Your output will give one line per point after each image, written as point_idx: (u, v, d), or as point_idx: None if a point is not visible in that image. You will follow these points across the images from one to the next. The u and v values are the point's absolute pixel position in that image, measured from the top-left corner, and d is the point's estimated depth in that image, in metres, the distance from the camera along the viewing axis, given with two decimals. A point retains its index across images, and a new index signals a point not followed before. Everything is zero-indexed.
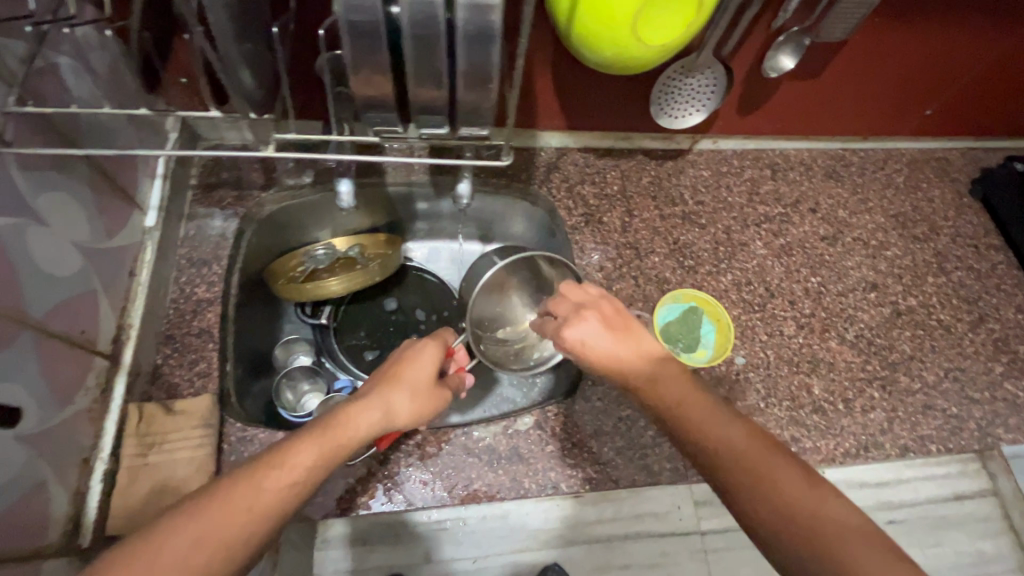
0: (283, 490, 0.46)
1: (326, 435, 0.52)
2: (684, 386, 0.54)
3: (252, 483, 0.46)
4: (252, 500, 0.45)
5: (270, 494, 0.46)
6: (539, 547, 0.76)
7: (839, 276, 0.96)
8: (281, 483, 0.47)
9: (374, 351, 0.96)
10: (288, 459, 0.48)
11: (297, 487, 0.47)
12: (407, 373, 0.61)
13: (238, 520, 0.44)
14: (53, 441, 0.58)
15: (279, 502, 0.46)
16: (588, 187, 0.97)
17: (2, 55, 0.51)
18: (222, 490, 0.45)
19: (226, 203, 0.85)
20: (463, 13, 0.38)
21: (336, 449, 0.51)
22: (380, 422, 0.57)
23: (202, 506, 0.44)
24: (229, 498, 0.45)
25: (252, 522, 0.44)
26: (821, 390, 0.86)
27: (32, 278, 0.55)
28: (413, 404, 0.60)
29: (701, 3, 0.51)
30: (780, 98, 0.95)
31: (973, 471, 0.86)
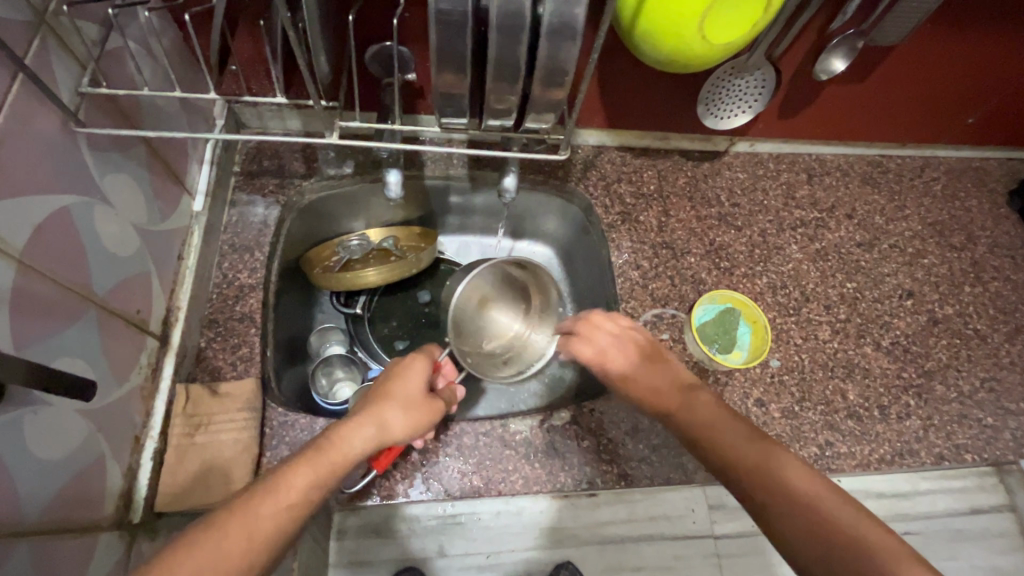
0: (281, 513, 0.48)
1: (320, 458, 0.53)
2: (713, 407, 0.62)
3: (247, 513, 0.46)
4: (250, 530, 0.46)
5: (268, 520, 0.47)
6: (550, 545, 0.79)
7: (875, 282, 0.95)
8: (277, 509, 0.48)
9: (405, 342, 0.98)
10: (283, 484, 0.49)
11: (295, 508, 0.49)
12: (398, 390, 0.62)
13: (239, 552, 0.45)
14: (109, 417, 0.59)
15: (277, 529, 0.47)
16: (624, 186, 0.97)
17: (79, 38, 0.52)
18: (221, 519, 0.45)
19: (268, 191, 0.86)
20: (550, 6, 0.39)
21: (330, 470, 0.53)
22: (375, 439, 0.58)
23: (198, 538, 0.44)
24: (227, 527, 0.45)
25: (252, 552, 0.45)
26: (856, 396, 0.85)
27: (97, 256, 0.56)
28: (407, 420, 0.61)
29: (770, 3, 0.51)
30: (821, 103, 0.94)
31: (990, 486, 0.88)
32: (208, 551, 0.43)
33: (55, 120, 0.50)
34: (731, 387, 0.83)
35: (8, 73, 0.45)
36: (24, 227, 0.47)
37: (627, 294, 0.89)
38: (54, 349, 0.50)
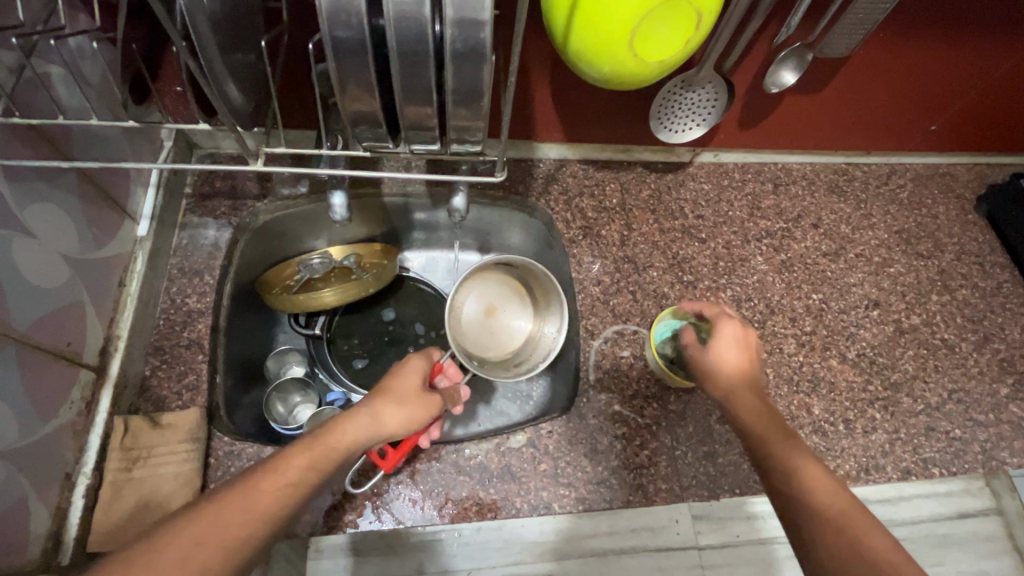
0: (278, 492, 0.50)
1: (318, 445, 0.55)
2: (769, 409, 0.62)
3: (245, 491, 0.48)
4: (247, 507, 0.48)
5: (265, 498, 0.49)
6: (534, 560, 0.74)
7: (841, 293, 0.94)
8: (275, 487, 0.50)
9: (364, 359, 0.96)
10: (282, 464, 0.52)
11: (292, 492, 0.50)
12: (395, 387, 0.65)
13: (236, 526, 0.46)
14: (34, 456, 0.57)
15: (273, 508, 0.49)
16: (587, 200, 0.96)
17: None
18: (222, 495, 0.48)
19: (220, 212, 0.84)
20: (451, 29, 0.37)
21: (328, 456, 0.55)
22: (370, 430, 0.60)
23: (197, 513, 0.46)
24: (225, 503, 0.47)
25: (247, 529, 0.47)
26: (822, 410, 0.84)
27: (15, 288, 0.54)
28: (402, 414, 0.63)
29: (700, 19, 0.50)
30: (783, 112, 0.93)
31: (977, 489, 0.85)
32: (204, 526, 0.45)
33: None
34: (693, 404, 0.81)
35: None
36: None
37: (588, 310, 0.87)
38: None
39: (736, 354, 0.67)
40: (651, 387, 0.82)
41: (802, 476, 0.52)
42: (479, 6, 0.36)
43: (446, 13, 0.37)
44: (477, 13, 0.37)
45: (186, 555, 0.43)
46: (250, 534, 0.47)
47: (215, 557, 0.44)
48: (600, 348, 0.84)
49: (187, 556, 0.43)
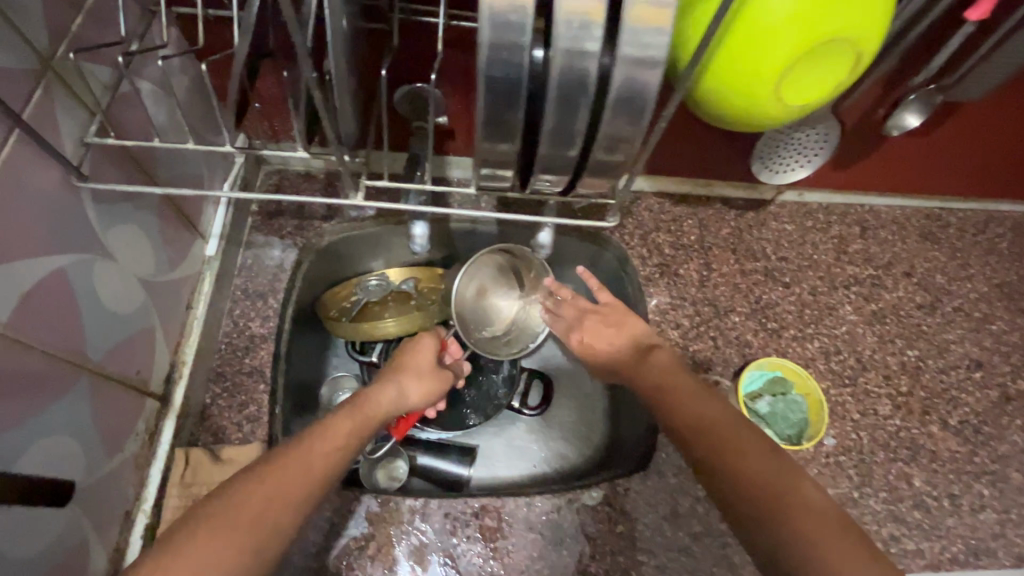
0: (333, 454, 0.54)
1: (358, 411, 0.60)
2: (701, 406, 0.61)
3: (303, 454, 0.52)
4: (306, 466, 0.51)
5: (320, 458, 0.52)
6: None
7: (939, 350, 0.87)
8: (329, 449, 0.54)
9: None
10: (327, 433, 0.55)
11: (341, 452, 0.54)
12: (412, 364, 0.70)
13: (303, 482, 0.50)
14: (97, 493, 0.53)
15: (329, 466, 0.53)
16: (663, 235, 0.90)
17: (89, 82, 0.48)
18: (280, 456, 0.51)
19: (286, 232, 0.81)
20: (621, 68, 0.34)
21: (368, 421, 0.60)
22: (396, 404, 0.66)
23: (263, 472, 0.49)
24: (285, 463, 0.50)
25: (309, 488, 0.50)
26: (923, 482, 0.76)
27: (94, 315, 0.51)
28: (422, 389, 0.69)
29: (858, 57, 0.45)
30: (887, 149, 0.88)
31: None
32: (265, 492, 0.47)
33: (56, 173, 0.46)
34: None
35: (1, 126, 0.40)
36: (10, 295, 0.42)
37: None
38: (37, 430, 0.45)
39: (607, 338, 0.78)
40: None
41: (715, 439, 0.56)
42: (654, 45, 0.33)
43: (618, 52, 0.33)
44: (652, 53, 0.33)
45: (263, 509, 0.46)
46: (314, 491, 0.50)
47: (285, 514, 0.47)
48: None
49: (264, 509, 0.46)
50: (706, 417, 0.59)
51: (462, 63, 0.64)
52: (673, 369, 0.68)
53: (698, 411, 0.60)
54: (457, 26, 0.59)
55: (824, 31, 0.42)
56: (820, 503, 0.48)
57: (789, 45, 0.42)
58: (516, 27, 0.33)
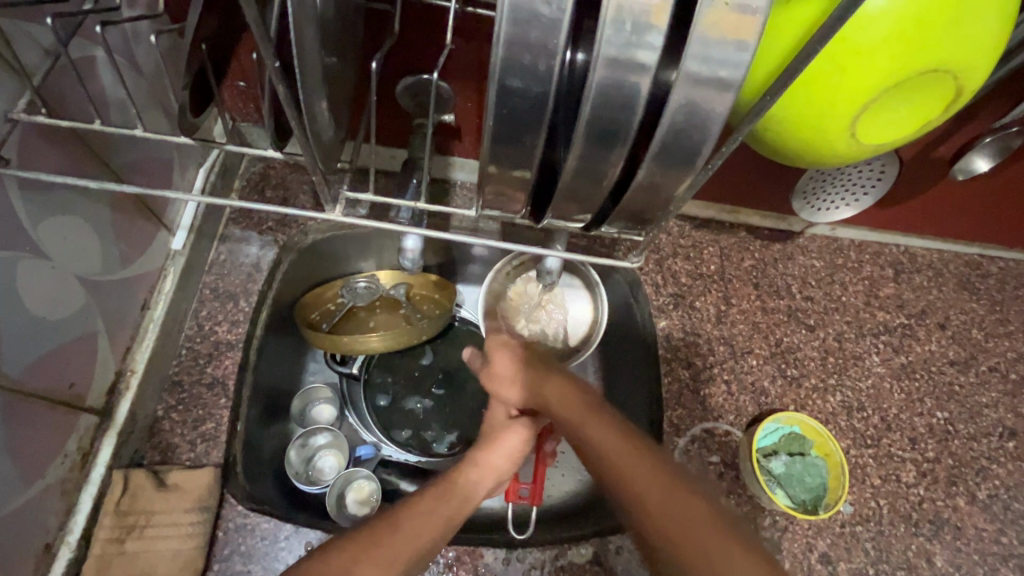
0: (423, 520, 0.48)
1: (439, 485, 0.53)
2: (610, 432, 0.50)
3: (390, 521, 0.47)
4: (396, 527, 0.46)
5: (410, 525, 0.47)
6: None
7: (971, 414, 0.79)
8: (417, 514, 0.48)
9: (388, 397, 0.80)
10: (417, 504, 0.50)
11: (431, 524, 0.48)
12: (490, 429, 0.63)
13: (396, 546, 0.44)
14: (7, 528, 0.45)
15: (417, 535, 0.47)
16: (680, 262, 0.82)
17: (24, 47, 0.40)
18: (371, 525, 0.46)
19: (266, 226, 0.72)
20: (681, 89, 0.27)
21: (451, 491, 0.53)
22: (481, 470, 0.57)
23: (353, 539, 0.44)
24: (378, 531, 0.45)
25: (399, 544, 0.45)
26: (944, 562, 0.70)
27: (11, 321, 0.43)
28: (504, 449, 0.60)
29: (956, 95, 0.37)
30: (936, 191, 0.80)
31: None
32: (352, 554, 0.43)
33: None
34: (791, 533, 0.68)
35: None
36: None
37: (674, 399, 0.74)
38: None
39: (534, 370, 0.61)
40: (742, 506, 0.68)
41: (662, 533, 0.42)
42: (727, 64, 0.26)
43: (681, 67, 0.26)
44: (724, 72, 0.26)
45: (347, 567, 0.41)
46: (410, 554, 0.45)
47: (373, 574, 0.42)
48: (686, 447, 0.71)
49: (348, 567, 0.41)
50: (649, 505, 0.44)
51: (474, 57, 0.56)
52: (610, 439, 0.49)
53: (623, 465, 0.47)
54: (471, 13, 0.50)
55: (929, 59, 0.34)
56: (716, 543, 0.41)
57: (886, 74, 0.34)
58: (545, 26, 0.25)
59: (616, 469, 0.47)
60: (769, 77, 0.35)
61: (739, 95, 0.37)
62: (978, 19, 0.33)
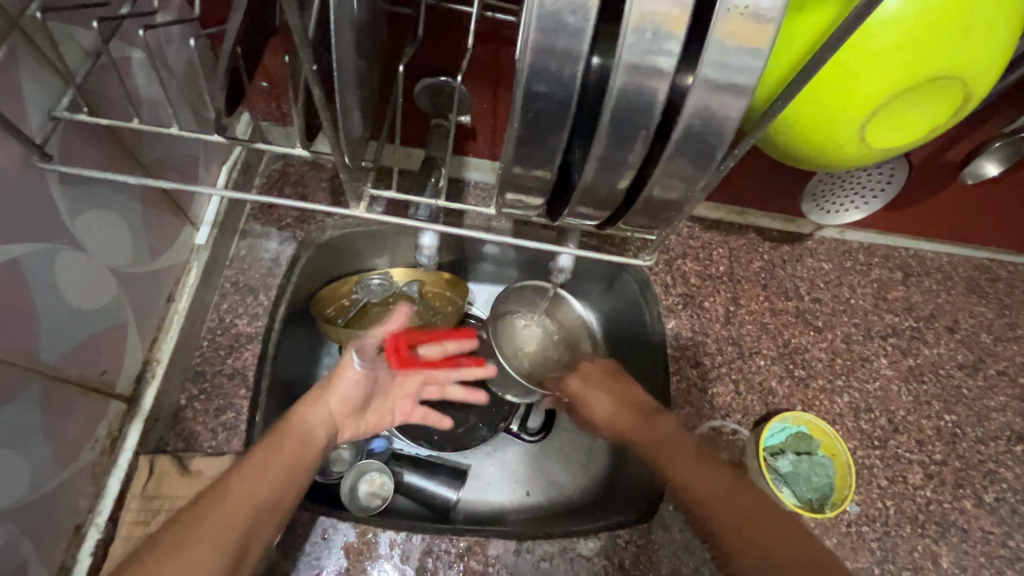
0: (263, 483, 0.51)
1: (280, 436, 0.55)
2: (671, 438, 0.65)
3: (225, 484, 0.50)
4: (224, 497, 0.49)
5: (245, 484, 0.50)
6: None
7: (978, 418, 0.80)
8: (252, 474, 0.51)
9: None
10: (253, 461, 0.52)
11: (263, 483, 0.51)
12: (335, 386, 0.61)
13: (221, 521, 0.47)
14: (42, 507, 0.48)
15: (248, 497, 0.50)
16: (690, 263, 0.83)
17: (66, 48, 0.42)
18: (207, 492, 0.49)
19: (286, 223, 0.74)
20: (698, 94, 0.28)
21: (297, 450, 0.55)
22: (311, 424, 0.58)
23: (191, 508, 0.48)
24: (215, 498, 0.49)
25: (243, 511, 0.49)
26: (950, 563, 0.70)
27: (49, 310, 0.45)
28: (319, 403, 0.60)
29: (965, 101, 0.38)
30: (947, 195, 0.81)
31: None
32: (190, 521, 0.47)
33: (14, 151, 0.40)
34: None
35: None
36: None
37: (682, 397, 0.75)
38: None
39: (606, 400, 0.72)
40: None
41: (723, 515, 0.57)
42: (743, 70, 0.27)
43: (698, 73, 0.28)
44: (738, 78, 0.28)
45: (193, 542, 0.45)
46: (250, 516, 0.49)
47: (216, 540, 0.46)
48: None
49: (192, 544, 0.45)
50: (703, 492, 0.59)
51: (491, 59, 0.57)
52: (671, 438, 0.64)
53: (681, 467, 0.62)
54: (491, 17, 0.52)
55: (938, 66, 0.35)
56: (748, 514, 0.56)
57: (895, 80, 0.35)
58: (572, 33, 0.26)
59: (672, 467, 0.63)
60: (783, 82, 0.36)
61: (753, 101, 0.38)
62: (986, 27, 0.34)
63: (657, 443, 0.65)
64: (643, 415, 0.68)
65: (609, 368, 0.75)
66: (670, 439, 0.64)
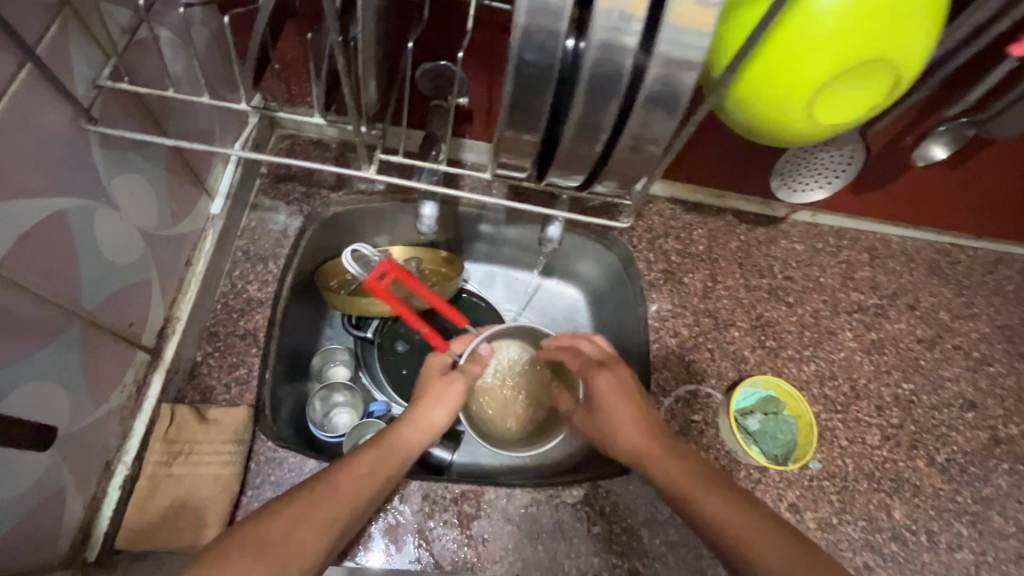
0: (357, 483, 0.55)
1: (379, 449, 0.59)
2: (675, 457, 0.62)
3: (329, 484, 0.53)
4: (335, 490, 0.53)
5: (346, 491, 0.54)
6: None
7: (933, 386, 0.86)
8: (356, 481, 0.55)
9: (406, 343, 0.88)
10: (354, 464, 0.56)
11: (370, 480, 0.56)
12: (425, 387, 0.68)
13: (330, 510, 0.52)
14: (79, 440, 0.53)
15: (355, 496, 0.54)
16: (671, 242, 0.89)
17: (108, 24, 0.47)
18: (309, 488, 0.53)
19: (293, 198, 0.78)
20: (657, 68, 0.34)
21: (392, 457, 0.59)
22: (421, 432, 0.64)
23: (292, 501, 0.51)
24: (311, 497, 0.52)
25: (337, 510, 0.52)
26: (903, 515, 0.76)
27: (89, 259, 0.50)
28: (439, 407, 0.66)
29: (897, 83, 0.44)
30: (904, 182, 0.88)
31: None
32: (297, 510, 0.50)
33: (65, 113, 0.45)
34: (763, 485, 0.75)
35: (13, 58, 0.39)
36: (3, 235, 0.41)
37: (661, 363, 0.81)
38: (22, 372, 0.44)
39: (631, 423, 0.66)
40: (719, 459, 0.75)
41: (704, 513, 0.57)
42: (693, 46, 0.33)
43: (656, 49, 0.33)
44: (690, 54, 0.33)
45: (286, 531, 0.49)
46: (347, 514, 0.53)
47: (310, 540, 0.49)
48: (670, 406, 0.78)
49: (288, 531, 0.49)
50: (694, 497, 0.58)
51: (488, 45, 0.63)
52: (672, 460, 0.62)
53: (673, 477, 0.61)
54: (487, 8, 0.57)
55: (866, 53, 0.41)
56: (749, 528, 0.54)
57: (831, 64, 0.41)
58: (552, 11, 0.32)
59: (698, 502, 0.58)
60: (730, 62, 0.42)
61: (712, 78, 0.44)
62: (907, 17, 0.40)
63: (660, 466, 0.62)
64: (648, 434, 0.65)
65: (632, 389, 0.69)
66: (670, 461, 0.62)
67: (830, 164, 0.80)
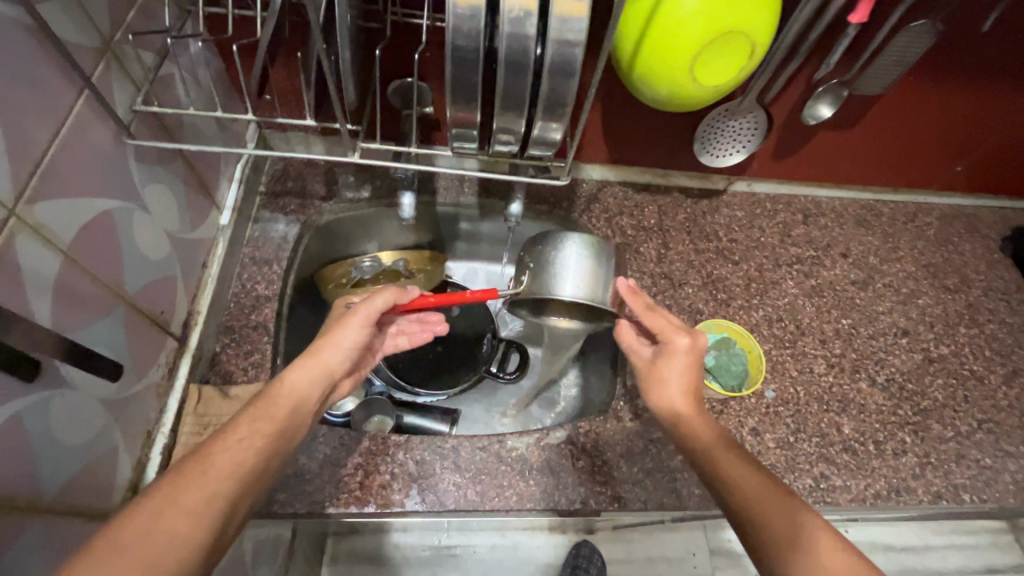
0: (228, 465, 0.51)
1: (258, 407, 0.59)
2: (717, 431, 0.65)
3: (199, 462, 0.50)
4: (205, 470, 0.50)
5: (218, 470, 0.50)
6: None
7: (870, 319, 0.98)
8: (232, 453, 0.53)
9: None
10: (226, 438, 0.54)
11: (246, 444, 0.54)
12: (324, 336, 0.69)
13: (203, 489, 0.48)
14: (124, 408, 0.62)
15: (232, 470, 0.51)
16: (626, 219, 1.02)
17: (136, 64, 0.59)
18: (172, 472, 0.49)
19: (290, 210, 0.89)
20: (552, 46, 0.46)
21: (272, 415, 0.59)
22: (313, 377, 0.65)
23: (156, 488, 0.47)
24: (178, 479, 0.48)
25: (215, 486, 0.49)
26: (851, 429, 0.86)
27: (130, 254, 0.61)
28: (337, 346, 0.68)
29: (754, 47, 0.57)
30: (818, 146, 1.01)
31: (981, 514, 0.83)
32: (161, 497, 0.46)
33: (108, 132, 0.56)
34: (725, 414, 0.84)
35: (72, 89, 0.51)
36: (69, 225, 0.52)
37: None
38: (82, 340, 0.54)
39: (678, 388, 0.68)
40: None
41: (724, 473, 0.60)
42: (575, 29, 0.45)
43: (550, 36, 0.46)
44: (572, 36, 0.46)
45: (150, 521, 0.44)
46: (232, 486, 0.50)
47: (181, 528, 0.45)
48: None
49: (151, 521, 0.44)
50: (719, 464, 0.61)
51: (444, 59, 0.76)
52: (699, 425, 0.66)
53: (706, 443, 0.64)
54: (439, 27, 0.71)
55: (721, 24, 0.54)
56: (762, 493, 0.57)
57: (698, 33, 0.54)
58: (473, 11, 0.45)
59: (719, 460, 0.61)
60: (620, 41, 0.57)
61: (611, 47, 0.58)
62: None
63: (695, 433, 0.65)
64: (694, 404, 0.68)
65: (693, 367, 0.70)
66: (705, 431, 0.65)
67: (742, 130, 0.92)
